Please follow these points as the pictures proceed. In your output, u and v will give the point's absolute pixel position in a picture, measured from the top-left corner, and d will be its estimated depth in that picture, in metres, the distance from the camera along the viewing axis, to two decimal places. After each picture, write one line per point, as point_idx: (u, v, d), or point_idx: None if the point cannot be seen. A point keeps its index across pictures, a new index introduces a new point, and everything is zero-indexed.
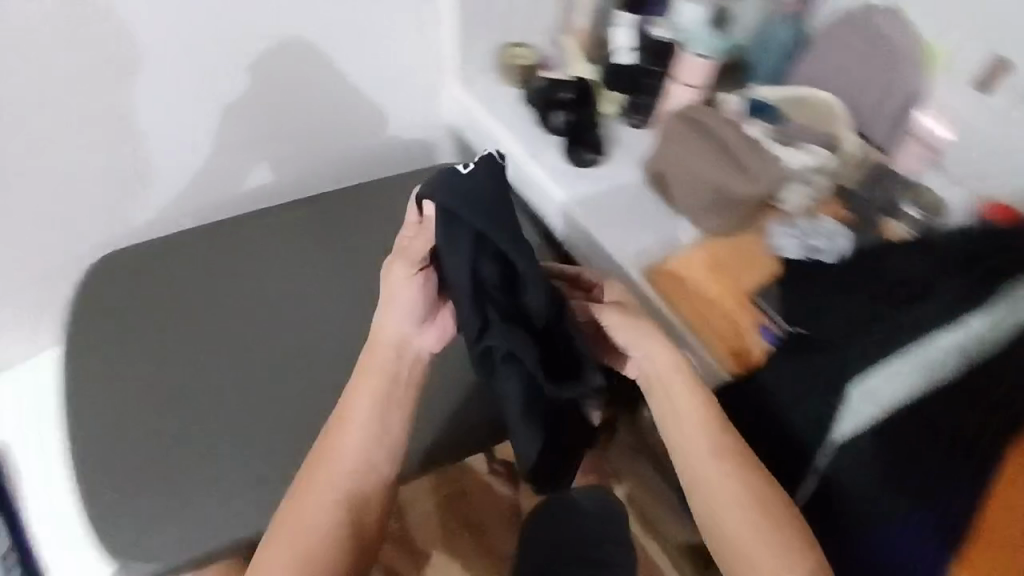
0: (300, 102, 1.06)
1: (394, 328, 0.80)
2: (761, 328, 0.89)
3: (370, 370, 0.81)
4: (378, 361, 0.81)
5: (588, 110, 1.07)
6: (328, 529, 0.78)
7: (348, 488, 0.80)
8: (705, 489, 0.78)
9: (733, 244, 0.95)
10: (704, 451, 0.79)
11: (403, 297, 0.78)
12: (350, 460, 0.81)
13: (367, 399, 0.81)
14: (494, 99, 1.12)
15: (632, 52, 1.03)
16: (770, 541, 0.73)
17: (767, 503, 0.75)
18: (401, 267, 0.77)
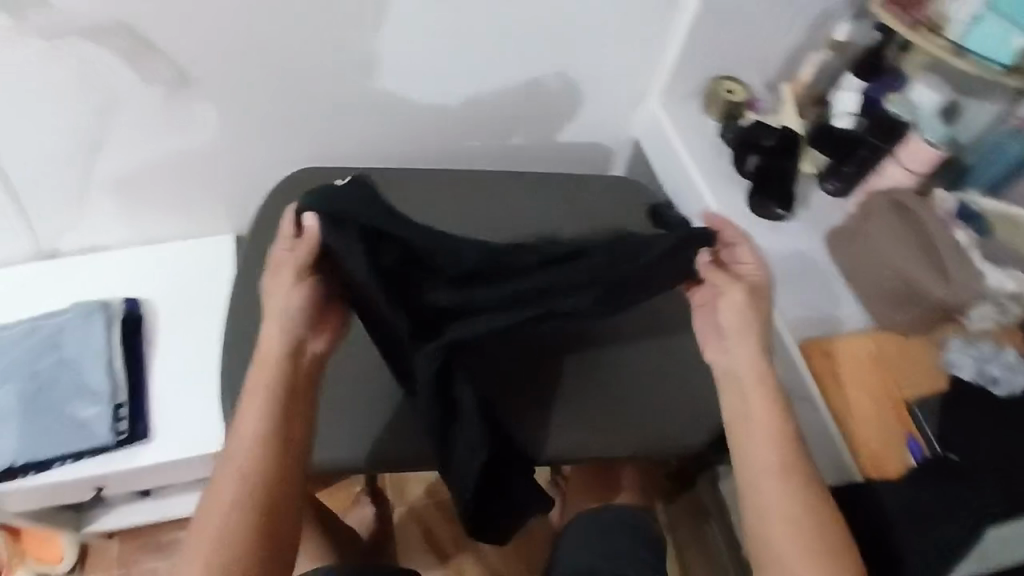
0: (411, 90, 0.97)
1: (282, 334, 0.72)
2: (906, 439, 0.84)
3: (263, 374, 0.72)
4: (264, 375, 0.71)
5: (788, 163, 1.01)
6: (238, 520, 0.67)
7: (252, 480, 0.68)
8: (758, 488, 0.71)
9: (902, 344, 0.90)
10: (767, 466, 0.71)
11: (293, 302, 0.73)
12: (251, 458, 0.69)
13: (263, 404, 0.70)
14: (691, 127, 1.07)
15: (850, 117, 0.98)
16: (816, 559, 0.67)
17: (824, 533, 0.68)
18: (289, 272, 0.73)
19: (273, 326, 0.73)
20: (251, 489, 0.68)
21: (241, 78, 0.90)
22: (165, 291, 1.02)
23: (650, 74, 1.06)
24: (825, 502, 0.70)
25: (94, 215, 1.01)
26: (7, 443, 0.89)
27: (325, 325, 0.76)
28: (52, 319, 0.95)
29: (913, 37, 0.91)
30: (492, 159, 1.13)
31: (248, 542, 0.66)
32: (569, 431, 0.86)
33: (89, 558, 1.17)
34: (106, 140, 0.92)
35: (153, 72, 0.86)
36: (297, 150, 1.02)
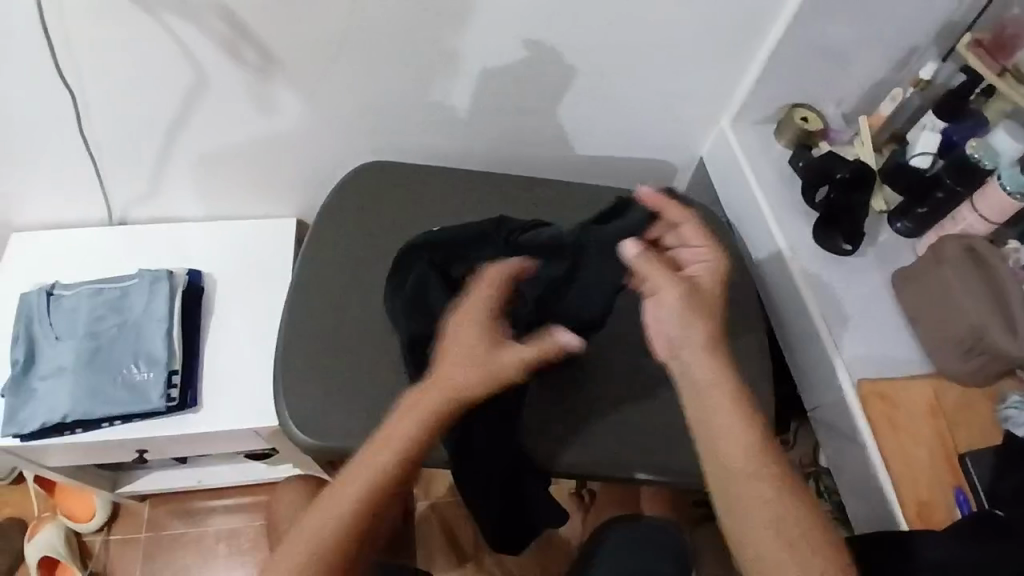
0: (487, 84, 0.99)
1: (466, 379, 0.67)
2: (954, 490, 0.82)
3: (432, 394, 0.67)
4: (426, 404, 0.67)
5: (860, 197, 0.98)
6: (353, 522, 0.63)
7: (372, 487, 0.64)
8: (729, 489, 0.65)
9: (961, 394, 0.87)
10: (737, 462, 0.65)
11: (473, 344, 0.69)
12: (386, 470, 0.65)
13: (422, 410, 0.67)
14: (761, 153, 1.06)
15: (927, 157, 0.97)
16: (800, 557, 0.61)
17: (807, 532, 0.62)
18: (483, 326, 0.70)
19: (460, 364, 0.68)
20: (371, 498, 0.64)
21: (324, 66, 0.92)
22: (228, 265, 1.05)
23: (724, 97, 1.06)
24: (799, 499, 0.64)
25: (170, 185, 1.05)
26: (61, 399, 0.90)
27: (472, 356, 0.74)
28: (120, 283, 0.98)
29: (1000, 83, 0.90)
30: (554, 166, 1.15)
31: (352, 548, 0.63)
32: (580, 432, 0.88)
33: (121, 518, 1.20)
34: (191, 114, 0.96)
35: (241, 53, 0.89)
36: (368, 140, 1.05)
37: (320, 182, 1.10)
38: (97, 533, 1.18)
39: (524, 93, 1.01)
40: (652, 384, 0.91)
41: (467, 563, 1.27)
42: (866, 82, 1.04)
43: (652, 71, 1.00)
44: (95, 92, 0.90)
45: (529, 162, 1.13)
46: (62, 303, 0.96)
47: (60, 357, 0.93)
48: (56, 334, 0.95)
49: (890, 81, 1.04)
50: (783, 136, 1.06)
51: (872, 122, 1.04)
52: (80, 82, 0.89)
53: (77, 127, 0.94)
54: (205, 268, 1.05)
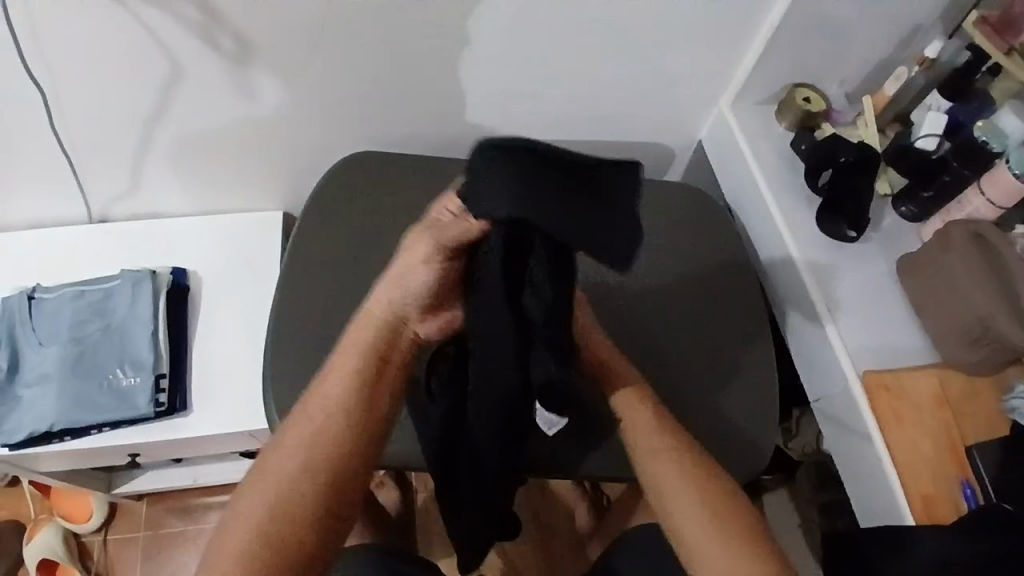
0: (477, 69, 0.95)
1: (388, 305, 0.67)
2: (962, 483, 0.80)
3: (356, 337, 0.68)
4: (363, 332, 0.68)
5: (865, 181, 0.95)
6: (297, 469, 0.65)
7: (314, 439, 0.66)
8: (664, 496, 0.72)
9: (968, 384, 0.85)
10: (661, 452, 0.74)
11: (422, 282, 0.64)
12: (328, 410, 0.67)
13: (347, 366, 0.68)
14: (763, 135, 1.03)
15: (932, 139, 0.94)
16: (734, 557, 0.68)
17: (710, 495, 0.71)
18: (425, 246, 0.62)
19: (387, 288, 0.66)
20: (311, 446, 0.66)
21: (304, 51, 0.88)
22: (216, 262, 1.02)
23: (724, 76, 1.03)
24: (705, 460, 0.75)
25: (150, 180, 1.02)
26: (47, 407, 0.88)
27: (448, 309, 0.68)
28: (101, 284, 0.95)
29: (1006, 62, 0.87)
30: (550, 150, 1.11)
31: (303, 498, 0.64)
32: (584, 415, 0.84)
33: (118, 517, 1.18)
34: (167, 107, 0.92)
35: (215, 40, 0.84)
36: (354, 127, 1.01)
37: (308, 172, 1.06)
38: (95, 533, 1.17)
39: (516, 77, 0.97)
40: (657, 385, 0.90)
41: None
42: (870, 60, 1.00)
43: (647, 52, 0.96)
44: (66, 86, 0.86)
45: (523, 144, 1.09)
46: (44, 307, 0.93)
47: (44, 364, 0.90)
48: (38, 340, 0.92)
49: (894, 60, 1.01)
50: (784, 118, 1.03)
51: (877, 102, 1.01)
52: (50, 77, 0.85)
53: (49, 124, 0.90)
54: (191, 266, 1.02)
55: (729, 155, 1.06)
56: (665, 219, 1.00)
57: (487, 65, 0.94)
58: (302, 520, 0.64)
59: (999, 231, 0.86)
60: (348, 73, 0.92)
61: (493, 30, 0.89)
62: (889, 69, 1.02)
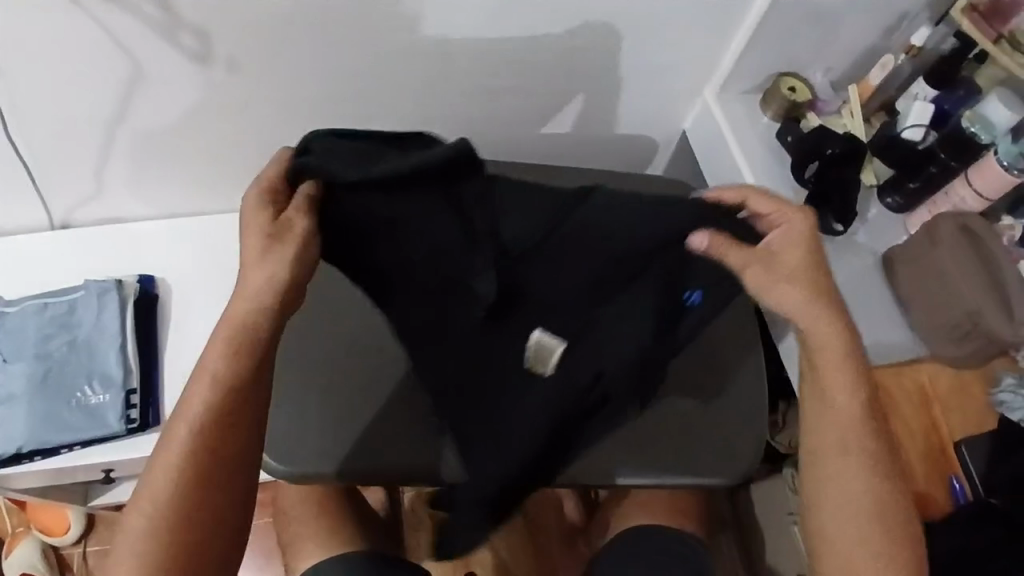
0: (454, 62, 0.91)
1: (252, 297, 0.68)
2: (949, 478, 0.81)
3: (231, 325, 0.68)
4: (237, 317, 0.68)
5: (851, 172, 0.93)
6: (187, 460, 0.67)
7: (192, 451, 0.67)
8: (830, 450, 0.73)
9: (955, 378, 0.85)
10: (852, 404, 0.72)
11: (270, 281, 0.68)
12: (207, 400, 0.68)
13: (226, 348, 0.68)
14: (748, 126, 1.01)
15: (918, 130, 0.92)
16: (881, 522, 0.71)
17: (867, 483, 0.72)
18: (291, 223, 0.68)
19: (254, 271, 0.68)
20: (201, 435, 0.67)
21: (272, 46, 0.84)
22: (187, 268, 0.98)
23: (708, 66, 1.00)
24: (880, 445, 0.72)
25: (115, 184, 0.97)
26: (15, 428, 0.85)
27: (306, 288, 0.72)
28: (64, 296, 0.91)
29: (993, 50, 0.86)
30: (532, 143, 1.08)
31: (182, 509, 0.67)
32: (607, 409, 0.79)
33: (97, 528, 1.15)
34: (129, 109, 0.87)
35: (177, 38, 0.80)
36: (328, 124, 0.97)
37: None
38: (73, 546, 1.14)
39: (496, 70, 0.94)
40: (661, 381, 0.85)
41: None
42: (855, 47, 0.99)
43: (629, 42, 0.94)
44: (19, 91, 0.81)
45: (505, 137, 1.06)
46: (7, 322, 0.89)
47: (10, 383, 0.87)
48: (2, 357, 0.88)
49: (878, 48, 0.99)
50: (767, 107, 1.01)
51: (861, 91, 0.98)
52: (1, 81, 0.80)
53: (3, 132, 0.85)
54: (160, 272, 0.98)
55: (713, 146, 1.04)
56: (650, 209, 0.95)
57: (466, 59, 0.91)
58: (197, 511, 0.67)
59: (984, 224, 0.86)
60: (321, 69, 0.88)
61: (471, 23, 0.86)
62: (875, 56, 1.01)
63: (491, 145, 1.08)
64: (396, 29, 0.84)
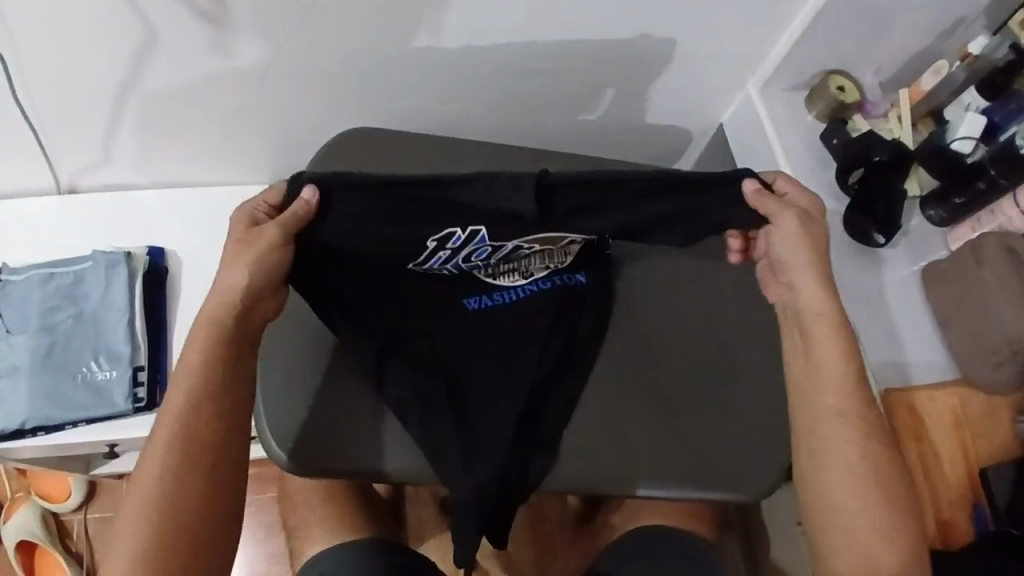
0: (490, 42, 0.86)
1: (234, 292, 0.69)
2: (971, 505, 0.79)
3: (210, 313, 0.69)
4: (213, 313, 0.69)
5: (897, 182, 0.89)
6: (183, 431, 0.67)
7: (178, 444, 0.67)
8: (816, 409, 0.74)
9: (986, 403, 0.83)
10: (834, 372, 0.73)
11: (241, 283, 0.68)
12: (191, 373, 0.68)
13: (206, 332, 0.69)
14: (790, 124, 0.97)
15: (968, 143, 0.88)
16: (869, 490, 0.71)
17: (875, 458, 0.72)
18: (270, 233, 0.68)
19: (233, 270, 0.69)
20: (188, 407, 0.68)
21: (296, 15, 0.79)
22: (198, 243, 0.94)
23: (752, 59, 0.95)
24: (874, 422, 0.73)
25: (124, 150, 0.92)
26: (17, 402, 0.82)
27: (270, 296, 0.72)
28: (71, 267, 0.87)
29: None
30: (562, 128, 1.04)
31: (173, 514, 0.65)
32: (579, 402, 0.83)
33: (97, 496, 1.14)
34: (139, 72, 0.82)
35: (191, 0, 0.74)
36: (349, 97, 0.92)
37: (299, 143, 0.98)
38: (73, 513, 1.12)
39: (533, 52, 0.89)
40: (654, 387, 0.85)
41: None
42: (909, 50, 0.94)
43: (674, 31, 0.89)
44: (23, 49, 0.76)
45: (536, 120, 1.02)
46: (9, 292, 0.86)
47: (12, 355, 0.84)
48: (6, 328, 0.85)
49: (933, 50, 0.95)
50: (811, 107, 0.97)
51: (912, 95, 0.95)
52: (3, 37, 0.74)
53: (7, 91, 0.80)
54: (169, 245, 0.94)
55: (752, 142, 1.00)
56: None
57: (501, 39, 0.86)
58: (192, 478, 0.67)
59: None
60: (346, 41, 0.83)
61: (510, 2, 0.81)
62: (927, 57, 0.96)
63: (519, 127, 1.03)
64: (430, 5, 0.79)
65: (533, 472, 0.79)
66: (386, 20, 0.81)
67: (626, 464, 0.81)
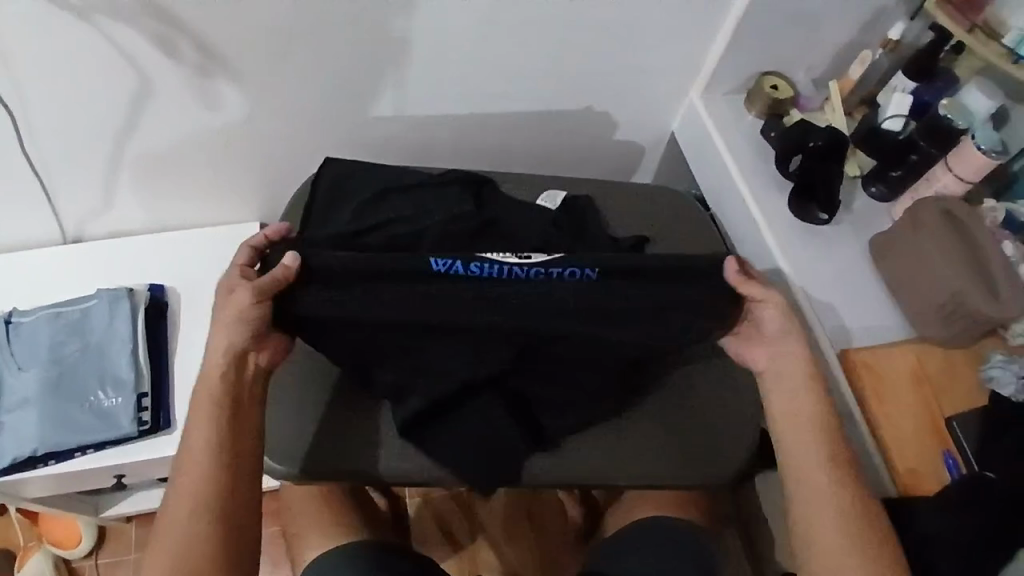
0: (449, 74, 0.95)
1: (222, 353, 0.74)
2: (942, 455, 0.81)
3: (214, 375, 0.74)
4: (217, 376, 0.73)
5: (834, 167, 0.97)
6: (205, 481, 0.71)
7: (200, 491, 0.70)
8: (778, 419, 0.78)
9: (945, 358, 0.87)
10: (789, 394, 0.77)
11: (226, 345, 0.74)
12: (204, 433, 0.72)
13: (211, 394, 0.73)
14: (733, 124, 1.04)
15: (898, 120, 0.95)
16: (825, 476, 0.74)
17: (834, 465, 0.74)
18: (245, 296, 0.73)
19: (219, 333, 0.73)
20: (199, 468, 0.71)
21: (273, 62, 0.88)
22: (194, 279, 1.02)
23: (692, 67, 1.03)
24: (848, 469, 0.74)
25: (124, 199, 1.01)
26: (29, 431, 0.88)
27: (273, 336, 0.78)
28: (77, 305, 0.95)
29: (968, 41, 0.87)
30: (525, 150, 1.12)
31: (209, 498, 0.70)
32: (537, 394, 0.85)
33: (108, 540, 1.17)
34: (135, 121, 0.91)
35: (177, 53, 0.84)
36: (325, 134, 1.00)
37: (282, 183, 1.06)
38: (85, 558, 1.16)
39: (489, 81, 0.98)
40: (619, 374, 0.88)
41: (462, 551, 1.26)
42: (835, 46, 1.03)
43: (615, 50, 0.97)
44: (29, 104, 0.85)
45: (500, 146, 1.10)
46: (20, 331, 0.93)
47: (24, 388, 0.90)
48: (17, 364, 0.91)
49: (858, 46, 1.03)
50: (751, 106, 1.05)
51: (843, 86, 1.02)
52: (15, 97, 0.84)
53: (18, 148, 0.90)
54: (168, 281, 1.01)
55: (700, 146, 1.08)
56: (633, 215, 1.00)
57: (459, 69, 0.95)
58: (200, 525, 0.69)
59: (963, 206, 0.88)
60: (319, 83, 0.92)
61: (463, 35, 0.90)
62: (854, 51, 1.04)
63: (485, 154, 1.11)
64: (390, 42, 0.89)
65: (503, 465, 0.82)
66: (352, 61, 0.90)
67: (593, 452, 0.85)
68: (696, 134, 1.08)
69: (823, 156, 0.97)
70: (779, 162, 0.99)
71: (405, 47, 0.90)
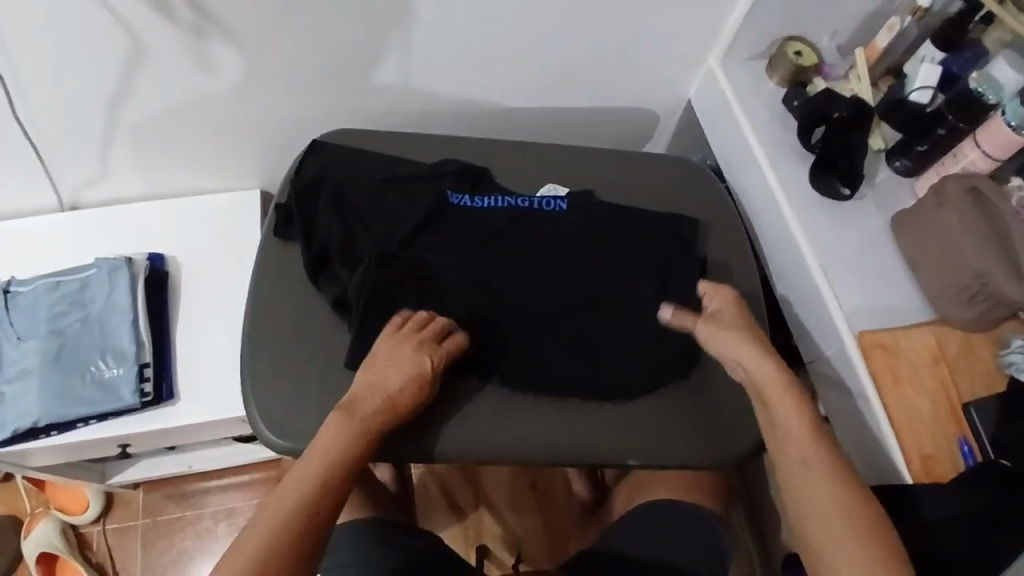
0: (457, 38, 0.91)
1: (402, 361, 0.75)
2: (959, 440, 0.80)
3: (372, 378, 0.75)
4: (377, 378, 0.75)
5: (858, 136, 0.94)
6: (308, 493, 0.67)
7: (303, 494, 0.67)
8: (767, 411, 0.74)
9: (964, 341, 0.85)
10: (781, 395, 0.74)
11: (403, 355, 0.76)
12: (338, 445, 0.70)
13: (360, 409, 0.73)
14: (752, 92, 1.00)
15: (926, 92, 0.91)
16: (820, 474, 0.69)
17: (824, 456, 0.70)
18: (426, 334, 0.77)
19: (387, 346, 0.76)
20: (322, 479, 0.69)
21: (272, 25, 0.84)
22: (196, 248, 1.00)
23: (711, 30, 0.99)
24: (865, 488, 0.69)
25: (121, 165, 0.99)
26: (29, 403, 0.87)
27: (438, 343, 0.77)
28: (76, 274, 0.93)
29: (998, 10, 0.83)
30: (533, 118, 1.08)
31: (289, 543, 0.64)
32: (531, 356, 0.82)
33: (114, 507, 1.18)
34: (131, 85, 0.88)
35: (172, 14, 0.80)
36: (327, 99, 0.96)
37: (284, 148, 1.03)
38: (92, 523, 1.17)
39: (499, 45, 0.94)
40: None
41: (468, 520, 1.26)
42: (860, 11, 0.98)
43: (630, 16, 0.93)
44: (20, 67, 0.82)
45: (510, 111, 1.06)
46: (20, 301, 0.91)
47: (24, 359, 0.89)
48: (17, 335, 0.90)
49: (885, 11, 0.98)
50: (772, 73, 1.00)
51: (869, 55, 0.98)
52: (5, 59, 0.80)
53: (11, 113, 0.87)
54: (169, 251, 0.99)
55: (716, 118, 1.04)
56: (640, 184, 0.97)
57: (468, 32, 0.91)
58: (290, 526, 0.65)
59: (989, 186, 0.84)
60: (322, 47, 0.88)
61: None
62: (881, 17, 0.99)
63: (495, 118, 1.07)
64: (395, 2, 0.84)
65: (508, 444, 0.81)
66: (356, 23, 0.86)
67: (603, 432, 0.82)
68: (713, 102, 1.04)
69: (846, 123, 0.94)
70: (802, 131, 0.95)
71: (410, 8, 0.85)
